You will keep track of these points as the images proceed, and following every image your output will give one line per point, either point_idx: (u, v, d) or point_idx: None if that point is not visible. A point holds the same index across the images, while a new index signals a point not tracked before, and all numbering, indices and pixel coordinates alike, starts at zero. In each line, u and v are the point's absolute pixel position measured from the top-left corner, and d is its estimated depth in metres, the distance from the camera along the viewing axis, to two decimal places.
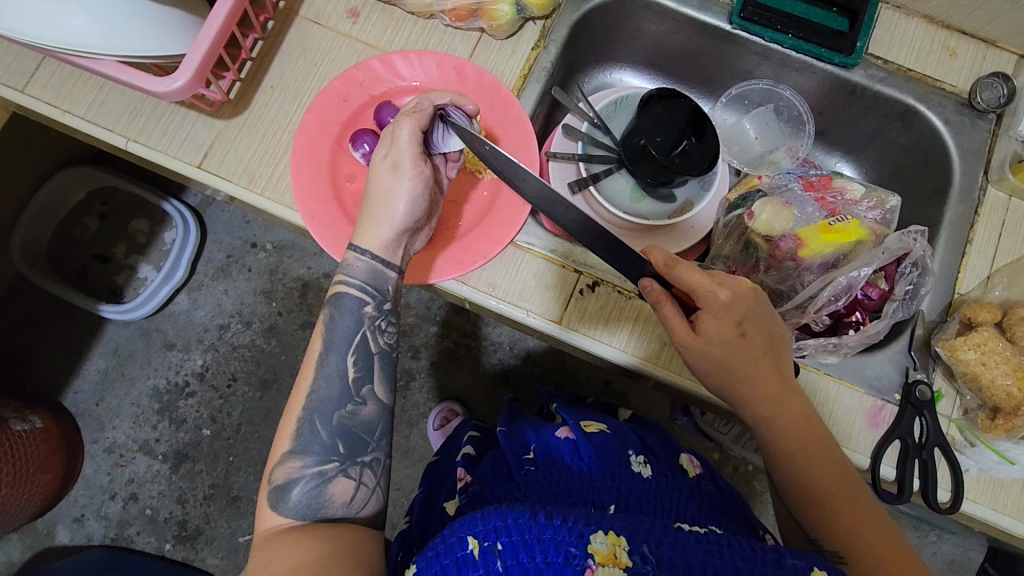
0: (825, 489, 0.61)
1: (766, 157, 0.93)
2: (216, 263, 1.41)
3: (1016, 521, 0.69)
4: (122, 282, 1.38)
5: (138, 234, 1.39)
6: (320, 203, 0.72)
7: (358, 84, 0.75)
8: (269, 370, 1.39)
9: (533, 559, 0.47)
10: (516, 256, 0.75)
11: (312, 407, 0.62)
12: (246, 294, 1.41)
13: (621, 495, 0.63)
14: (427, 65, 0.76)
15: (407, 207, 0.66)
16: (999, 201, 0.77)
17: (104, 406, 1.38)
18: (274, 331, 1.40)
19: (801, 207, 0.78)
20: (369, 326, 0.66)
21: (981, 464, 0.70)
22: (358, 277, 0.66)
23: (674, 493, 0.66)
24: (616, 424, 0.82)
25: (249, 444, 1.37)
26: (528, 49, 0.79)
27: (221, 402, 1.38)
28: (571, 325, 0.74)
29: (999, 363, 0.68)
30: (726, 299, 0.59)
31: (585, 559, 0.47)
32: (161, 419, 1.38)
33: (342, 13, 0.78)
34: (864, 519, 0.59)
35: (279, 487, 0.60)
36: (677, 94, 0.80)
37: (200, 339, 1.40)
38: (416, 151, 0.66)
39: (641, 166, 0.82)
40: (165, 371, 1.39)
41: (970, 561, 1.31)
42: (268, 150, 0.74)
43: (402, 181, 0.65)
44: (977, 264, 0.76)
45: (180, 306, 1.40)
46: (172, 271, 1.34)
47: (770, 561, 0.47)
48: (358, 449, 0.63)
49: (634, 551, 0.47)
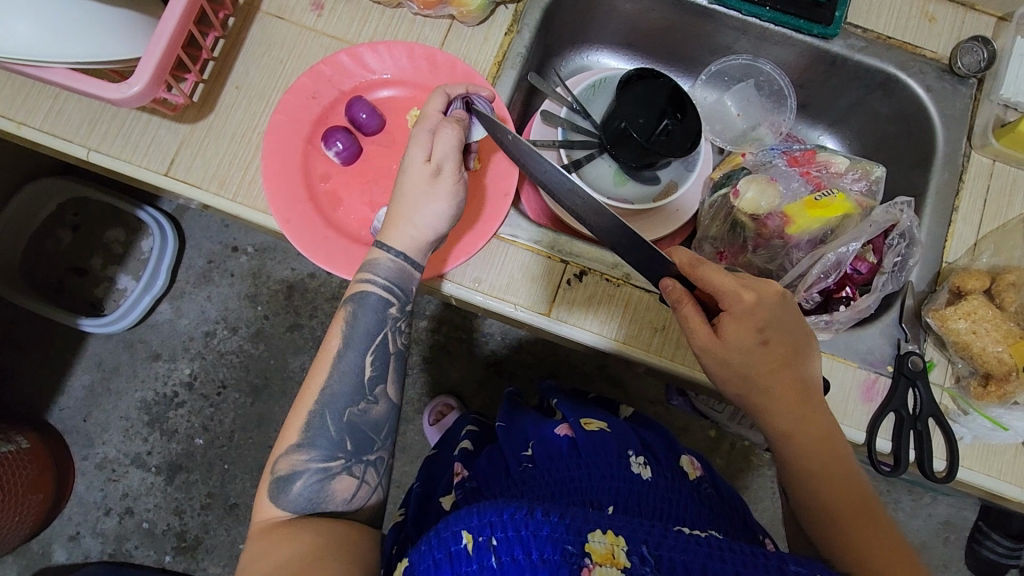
0: (836, 494, 0.61)
1: (749, 133, 0.92)
2: (198, 269, 1.38)
3: (1012, 485, 0.69)
4: (101, 294, 1.34)
5: (114, 244, 1.35)
6: (293, 206, 0.69)
7: (326, 80, 0.73)
8: (259, 375, 1.37)
9: (529, 555, 0.47)
10: (500, 249, 0.73)
11: (325, 401, 0.60)
12: (230, 299, 1.38)
13: (619, 496, 0.62)
14: (396, 56, 0.73)
15: (447, 211, 0.64)
16: (983, 166, 0.77)
17: (92, 421, 1.35)
18: (261, 336, 1.37)
19: (786, 182, 0.78)
20: (391, 326, 0.64)
21: (975, 431, 0.70)
22: (385, 275, 0.64)
23: (673, 496, 0.65)
24: (614, 422, 0.81)
25: (243, 451, 1.35)
26: (501, 34, 0.77)
27: (211, 410, 1.36)
28: (560, 316, 0.72)
29: (990, 330, 0.68)
30: (751, 301, 0.58)
31: (581, 558, 0.47)
32: (151, 431, 1.35)
33: (306, 6, 0.75)
34: (863, 524, 0.60)
35: (282, 478, 0.59)
36: (655, 73, 0.78)
37: (186, 347, 1.37)
38: (457, 154, 0.64)
39: (623, 149, 0.80)
40: (152, 383, 1.36)
41: (965, 520, 1.33)
42: (237, 153, 0.72)
43: (444, 184, 0.64)
44: (964, 232, 0.75)
45: (163, 315, 1.37)
46: (152, 280, 1.31)
47: (772, 566, 0.46)
48: (364, 447, 0.62)
49: (632, 551, 0.47)
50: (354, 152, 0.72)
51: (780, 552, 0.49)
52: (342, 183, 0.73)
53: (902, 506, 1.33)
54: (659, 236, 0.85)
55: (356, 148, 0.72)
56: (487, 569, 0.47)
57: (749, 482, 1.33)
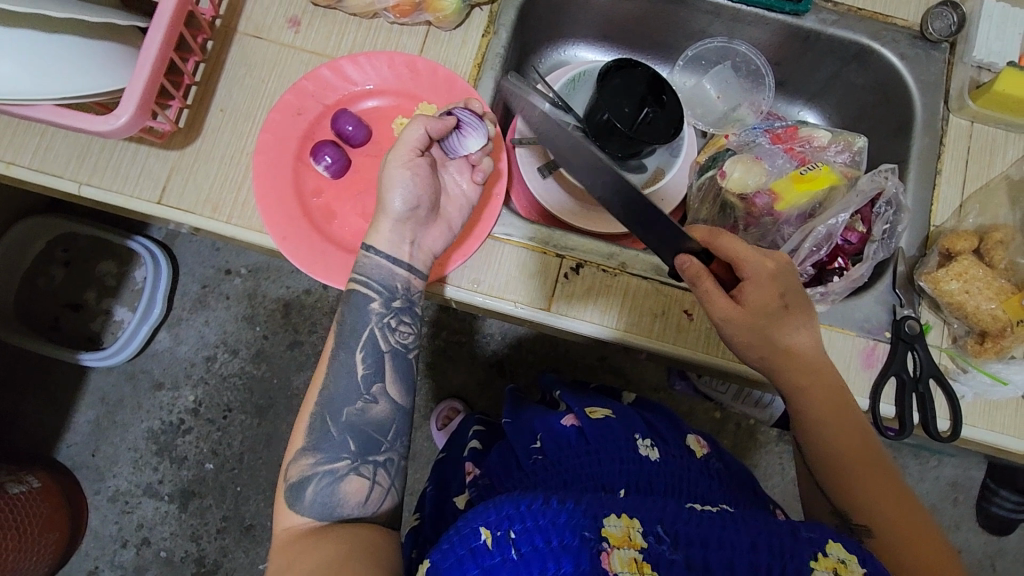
0: (853, 459, 0.61)
1: (730, 114, 0.92)
2: (193, 295, 1.38)
3: (1015, 438, 0.70)
4: (98, 328, 1.34)
5: (107, 276, 1.35)
6: (288, 224, 0.69)
7: (310, 95, 0.72)
8: (263, 396, 1.37)
9: (550, 543, 0.47)
10: (496, 249, 0.73)
11: (324, 404, 0.62)
12: (228, 322, 1.38)
13: (630, 478, 0.64)
14: (375, 64, 0.72)
15: (402, 198, 0.67)
16: (961, 129, 0.78)
17: (101, 455, 1.35)
18: (262, 356, 1.38)
19: (771, 160, 0.79)
20: (377, 323, 0.65)
21: (975, 388, 0.70)
22: (369, 274, 0.66)
23: (684, 472, 0.67)
24: (620, 408, 0.82)
25: (255, 472, 1.36)
26: (478, 36, 0.77)
27: (219, 434, 1.36)
28: (559, 309, 0.73)
29: (982, 289, 0.68)
30: (772, 269, 0.62)
31: (599, 543, 0.48)
32: (161, 460, 1.35)
33: (282, 24, 0.76)
34: (877, 488, 0.60)
35: (294, 485, 0.60)
36: (633, 62, 0.82)
37: (188, 374, 1.37)
38: (413, 142, 0.68)
39: (608, 140, 0.84)
40: (157, 412, 1.36)
41: (972, 479, 1.35)
42: (228, 176, 0.72)
43: (394, 169, 0.67)
44: (948, 194, 0.77)
45: (163, 343, 1.37)
46: (148, 309, 1.31)
47: (784, 532, 0.50)
48: (370, 447, 0.62)
49: (648, 531, 0.49)
50: (344, 165, 0.71)
51: (791, 519, 0.52)
52: (335, 196, 0.72)
53: (909, 470, 1.35)
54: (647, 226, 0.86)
55: (345, 161, 0.72)
56: (510, 562, 0.47)
57: (758, 459, 1.34)
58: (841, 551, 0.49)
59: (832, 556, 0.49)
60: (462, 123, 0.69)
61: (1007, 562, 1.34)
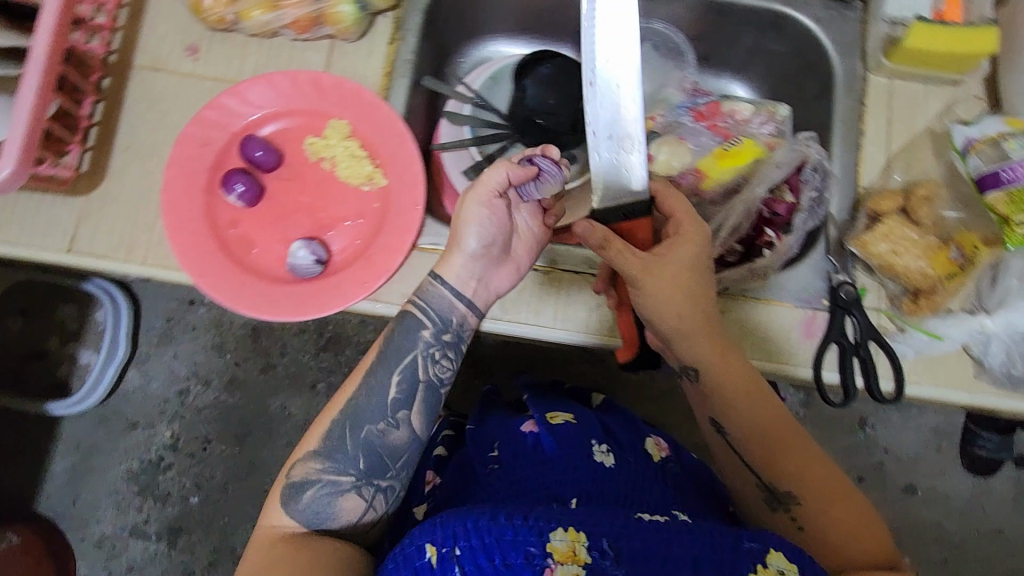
0: (773, 437, 0.66)
1: (657, 93, 0.87)
2: (159, 329, 1.36)
3: (963, 394, 0.69)
4: (65, 373, 1.32)
5: (69, 320, 1.32)
6: (204, 259, 0.67)
7: (215, 125, 0.70)
8: (240, 424, 1.35)
9: (493, 561, 0.52)
10: (423, 260, 0.70)
11: (348, 414, 0.65)
12: (196, 354, 1.36)
13: (583, 488, 0.67)
14: (276, 83, 0.70)
15: (476, 238, 0.67)
16: (881, 87, 0.78)
17: (83, 501, 1.33)
18: (235, 384, 1.36)
19: (695, 139, 0.78)
20: (422, 351, 0.67)
21: (915, 347, 0.70)
22: (426, 301, 0.67)
23: (637, 482, 0.69)
24: (584, 412, 0.81)
25: (240, 501, 1.33)
26: (384, 44, 0.75)
27: (199, 468, 1.34)
28: (495, 315, 0.72)
29: (911, 247, 0.68)
30: (692, 229, 0.65)
31: (544, 559, 0.51)
32: (144, 499, 1.33)
33: (180, 53, 0.73)
34: (802, 456, 0.66)
35: (297, 484, 0.64)
36: (550, 53, 0.82)
37: (162, 410, 1.35)
38: (496, 182, 0.66)
39: (535, 134, 0.84)
40: (135, 452, 1.34)
41: (953, 425, 1.36)
42: (139, 216, 0.69)
43: (473, 207, 0.67)
44: (874, 154, 0.76)
45: (133, 382, 1.35)
46: (111, 351, 1.30)
47: (727, 544, 0.51)
48: (378, 471, 0.64)
49: (592, 547, 0.51)
50: (257, 192, 0.70)
51: (736, 530, 0.53)
52: (252, 225, 0.71)
53: (891, 422, 1.37)
54: None
55: (259, 188, 0.70)
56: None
57: None
58: (781, 560, 0.50)
59: (772, 566, 0.50)
60: (541, 169, 0.69)
61: (996, 502, 1.36)
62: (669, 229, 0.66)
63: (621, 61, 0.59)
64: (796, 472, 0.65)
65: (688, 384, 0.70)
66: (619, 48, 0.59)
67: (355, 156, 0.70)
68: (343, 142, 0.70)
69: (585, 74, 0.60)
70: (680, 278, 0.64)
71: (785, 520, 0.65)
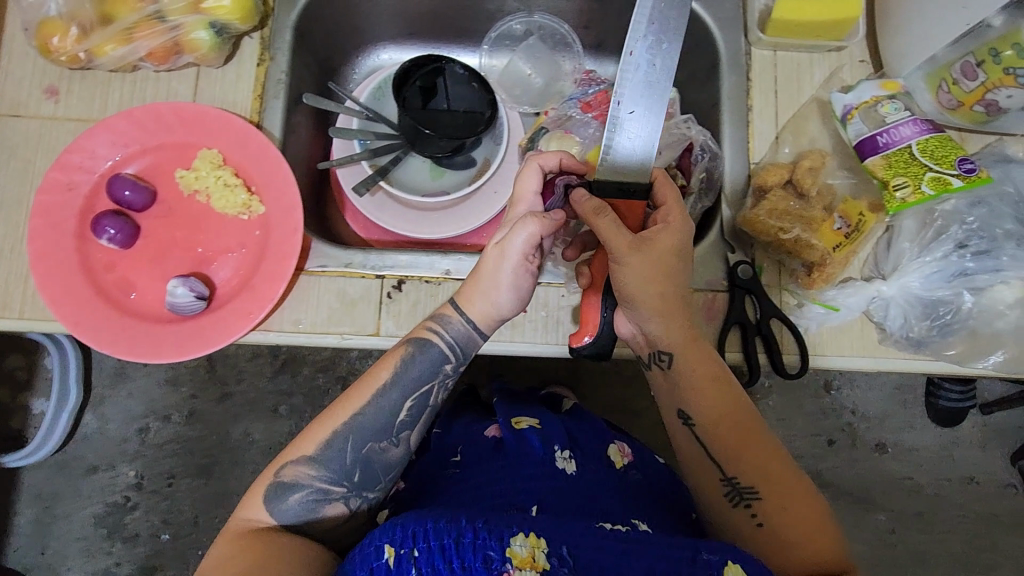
0: (732, 427, 0.63)
1: (549, 87, 0.88)
2: (111, 369, 1.31)
3: (864, 359, 0.69)
4: (18, 425, 1.28)
5: (17, 371, 1.30)
6: (80, 307, 0.65)
7: (78, 167, 0.67)
8: (204, 455, 1.30)
9: (451, 564, 0.50)
10: (311, 284, 0.70)
11: (352, 427, 0.62)
12: (151, 390, 1.31)
13: (542, 495, 0.64)
14: (139, 119, 0.68)
15: (512, 296, 0.64)
16: (766, 60, 0.76)
17: (50, 551, 1.27)
18: (196, 415, 1.31)
19: (583, 130, 0.78)
20: (438, 381, 0.65)
21: (816, 319, 0.70)
22: (451, 334, 0.65)
23: (594, 491, 0.67)
24: (549, 418, 0.79)
25: (211, 533, 1.28)
26: (253, 66, 0.73)
27: (167, 503, 1.29)
28: (391, 332, 0.70)
29: (799, 220, 0.68)
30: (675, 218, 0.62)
31: (503, 563, 0.50)
32: (113, 542, 1.28)
33: (41, 95, 0.71)
34: (764, 452, 0.63)
35: (283, 484, 0.61)
36: (432, 57, 0.79)
37: (123, 450, 1.30)
38: (525, 247, 0.61)
39: (428, 143, 0.80)
40: (100, 495, 1.29)
41: None
42: (11, 269, 0.67)
43: (507, 274, 0.62)
44: (763, 128, 0.75)
45: (90, 426, 1.30)
46: (62, 397, 1.25)
47: (683, 560, 0.50)
48: (369, 484, 0.63)
49: (552, 553, 0.50)
50: (131, 233, 0.67)
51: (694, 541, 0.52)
52: (131, 267, 0.68)
53: (854, 385, 1.31)
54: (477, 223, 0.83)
55: (133, 228, 0.68)
56: None
57: None
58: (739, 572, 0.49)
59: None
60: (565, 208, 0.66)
61: (964, 450, 1.30)
62: (658, 216, 0.62)
63: (652, 96, 0.61)
64: (759, 468, 0.62)
65: (655, 373, 0.66)
66: (657, 80, 0.61)
67: (228, 185, 0.68)
68: (214, 172, 0.68)
69: (626, 44, 0.60)
70: (665, 261, 0.60)
71: (744, 518, 0.61)
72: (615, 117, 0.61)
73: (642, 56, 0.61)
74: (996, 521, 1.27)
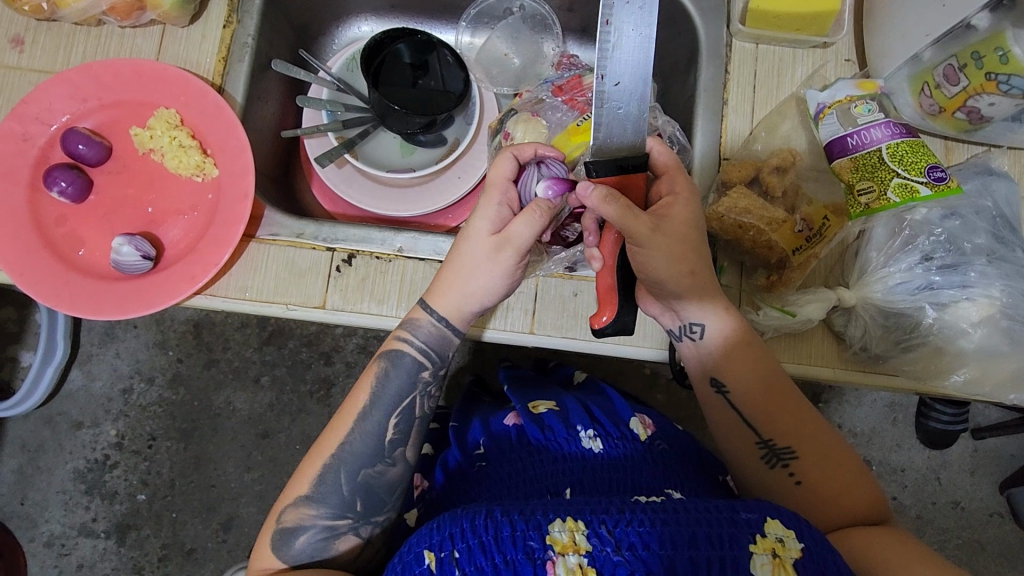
0: (766, 393, 0.62)
1: (526, 68, 0.86)
2: (99, 329, 1.28)
3: (822, 368, 0.67)
4: (7, 376, 1.24)
5: (8, 323, 1.25)
6: (25, 259, 0.65)
7: (33, 119, 0.67)
8: (186, 419, 1.26)
9: (493, 561, 0.48)
10: (261, 251, 0.69)
11: (342, 458, 0.61)
12: (140, 351, 1.28)
13: (575, 477, 0.62)
14: (96, 73, 0.68)
15: (497, 287, 0.61)
16: (746, 52, 0.73)
17: (30, 502, 1.25)
18: (180, 379, 1.27)
19: (550, 114, 0.75)
20: (421, 391, 0.64)
21: (773, 325, 0.66)
22: (423, 339, 0.63)
23: (627, 463, 0.63)
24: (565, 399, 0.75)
25: (189, 496, 1.25)
26: (219, 28, 0.72)
27: (147, 464, 1.26)
28: (336, 307, 0.69)
29: (762, 220, 0.64)
30: (686, 187, 0.59)
31: (545, 552, 0.48)
32: (91, 498, 1.25)
33: (5, 44, 0.70)
34: (799, 416, 0.62)
35: (289, 529, 0.60)
36: (410, 31, 0.78)
37: (107, 408, 1.27)
38: (525, 234, 0.58)
39: (394, 119, 0.80)
40: (80, 451, 1.26)
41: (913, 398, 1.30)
42: None
43: (500, 265, 0.59)
44: (737, 125, 0.72)
45: (76, 382, 1.27)
46: (50, 350, 1.19)
47: (723, 518, 0.47)
48: (374, 509, 0.62)
49: (592, 533, 0.48)
50: (83, 187, 0.67)
51: (730, 502, 0.50)
52: (81, 222, 0.68)
53: (847, 399, 1.26)
54: (439, 206, 0.81)
55: (85, 182, 0.67)
56: None
57: None
58: (779, 528, 0.47)
59: (770, 535, 0.47)
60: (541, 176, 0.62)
61: (952, 475, 1.26)
62: (663, 186, 0.60)
63: (639, 62, 0.53)
64: (794, 428, 0.61)
65: (684, 345, 0.64)
66: (643, 43, 0.53)
67: (182, 146, 0.68)
68: (168, 133, 0.68)
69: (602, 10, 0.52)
70: (684, 237, 0.58)
71: (781, 478, 0.60)
72: (602, 97, 0.53)
73: (621, 24, 0.52)
74: (979, 549, 1.24)
